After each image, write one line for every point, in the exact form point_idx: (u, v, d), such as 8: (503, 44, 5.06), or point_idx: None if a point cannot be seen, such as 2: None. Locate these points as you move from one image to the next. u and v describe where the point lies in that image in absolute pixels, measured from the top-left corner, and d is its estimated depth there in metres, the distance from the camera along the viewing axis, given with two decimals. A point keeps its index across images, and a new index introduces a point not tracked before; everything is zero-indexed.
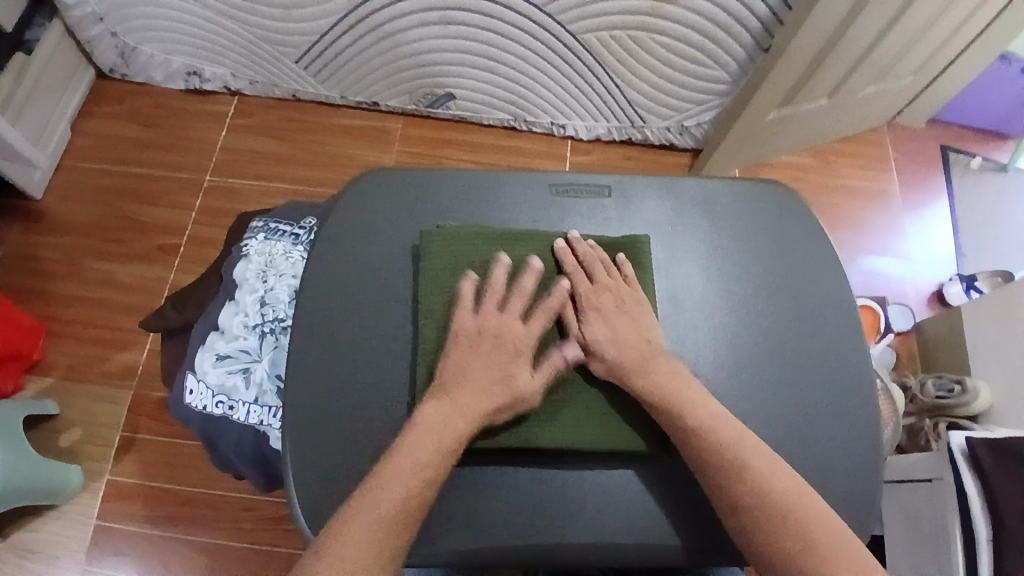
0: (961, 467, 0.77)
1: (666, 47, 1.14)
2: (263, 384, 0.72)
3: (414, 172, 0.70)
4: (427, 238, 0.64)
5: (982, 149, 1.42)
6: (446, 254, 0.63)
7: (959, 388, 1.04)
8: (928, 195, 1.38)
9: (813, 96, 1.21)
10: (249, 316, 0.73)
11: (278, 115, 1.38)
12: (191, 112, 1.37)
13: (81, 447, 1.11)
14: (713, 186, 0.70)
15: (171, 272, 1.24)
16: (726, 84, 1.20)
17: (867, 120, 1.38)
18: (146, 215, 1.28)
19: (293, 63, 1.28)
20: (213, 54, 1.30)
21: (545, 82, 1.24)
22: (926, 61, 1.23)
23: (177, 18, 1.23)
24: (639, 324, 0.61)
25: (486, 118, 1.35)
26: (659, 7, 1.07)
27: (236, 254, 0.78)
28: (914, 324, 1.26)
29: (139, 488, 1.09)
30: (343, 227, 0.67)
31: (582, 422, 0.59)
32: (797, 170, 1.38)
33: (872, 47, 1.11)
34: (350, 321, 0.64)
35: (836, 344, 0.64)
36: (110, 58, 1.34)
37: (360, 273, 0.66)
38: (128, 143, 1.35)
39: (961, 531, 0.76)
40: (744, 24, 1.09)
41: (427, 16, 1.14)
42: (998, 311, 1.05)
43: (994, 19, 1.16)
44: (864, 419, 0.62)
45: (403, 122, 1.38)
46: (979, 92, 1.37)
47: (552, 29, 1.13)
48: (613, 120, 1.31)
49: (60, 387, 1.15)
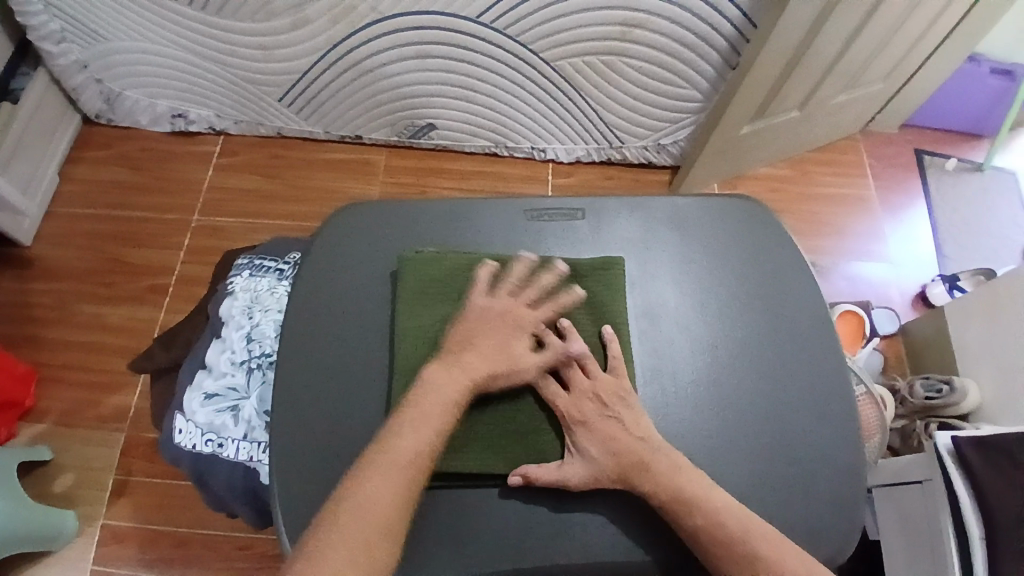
0: (950, 467, 0.78)
1: (638, 68, 1.17)
2: (251, 420, 0.72)
3: (393, 204, 0.72)
4: (405, 263, 0.65)
5: (956, 151, 1.45)
6: (423, 282, 0.64)
7: (948, 388, 1.05)
8: (906, 198, 1.40)
9: (784, 108, 1.24)
10: (235, 353, 0.74)
11: (263, 153, 1.40)
12: (178, 154, 1.40)
13: (75, 491, 1.11)
14: (684, 203, 0.72)
15: (161, 312, 1.25)
16: (699, 101, 1.23)
17: (841, 128, 1.41)
18: (135, 257, 1.30)
19: (275, 102, 1.31)
20: (197, 96, 1.32)
21: (522, 109, 1.27)
22: (894, 67, 1.27)
23: (160, 64, 1.26)
24: (629, 422, 0.59)
25: (468, 146, 1.37)
26: (629, 32, 1.11)
27: (222, 292, 0.79)
28: (900, 326, 1.27)
29: (135, 531, 1.08)
30: (325, 260, 0.69)
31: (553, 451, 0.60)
32: (774, 180, 1.41)
33: (839, 58, 1.14)
34: (335, 353, 0.65)
35: (814, 350, 0.66)
36: (96, 104, 1.37)
37: (343, 305, 0.67)
38: (115, 187, 1.36)
39: (954, 532, 0.76)
40: (711, 43, 1.12)
41: (404, 51, 1.17)
42: (982, 309, 1.06)
43: (954, 25, 1.20)
44: (845, 425, 0.63)
45: (386, 153, 1.41)
46: (949, 95, 1.41)
47: (526, 57, 1.16)
48: (591, 142, 1.33)
49: (52, 432, 1.15)
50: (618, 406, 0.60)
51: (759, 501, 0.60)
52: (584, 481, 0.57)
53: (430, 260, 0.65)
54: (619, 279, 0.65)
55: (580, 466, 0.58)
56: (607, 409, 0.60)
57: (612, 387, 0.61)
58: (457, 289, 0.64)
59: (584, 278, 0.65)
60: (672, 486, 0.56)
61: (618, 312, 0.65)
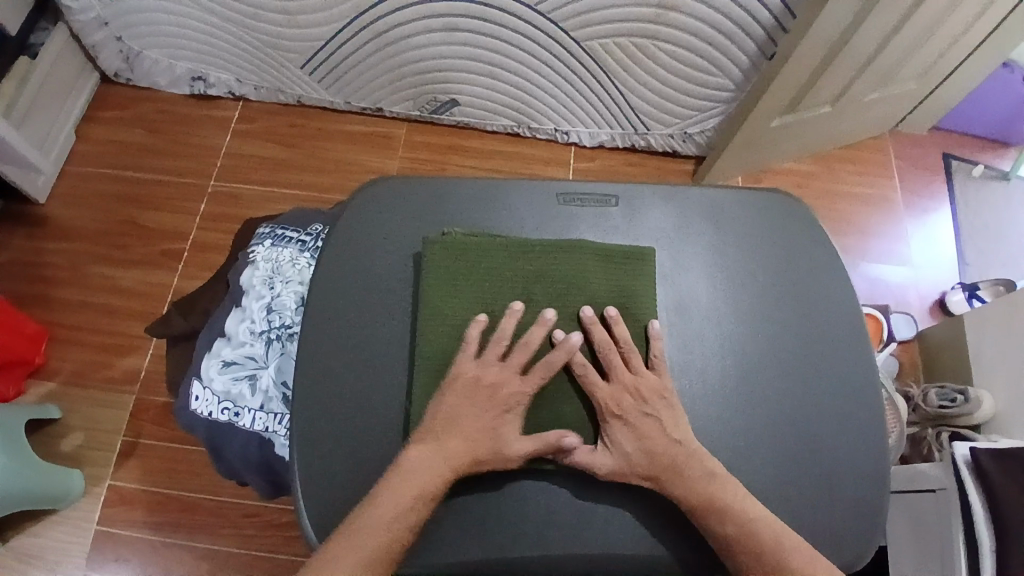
0: (967, 480, 0.77)
1: (669, 54, 1.14)
2: (269, 391, 0.72)
3: (421, 181, 0.70)
4: (431, 258, 0.63)
5: (984, 156, 1.43)
6: (449, 263, 0.63)
7: (963, 398, 1.03)
8: (931, 202, 1.38)
9: (816, 104, 1.21)
10: (255, 323, 0.73)
11: (282, 121, 1.38)
12: (196, 117, 1.38)
13: (83, 452, 1.11)
14: (719, 195, 0.70)
15: (174, 277, 1.24)
16: (729, 91, 1.21)
17: (870, 127, 1.38)
18: (149, 220, 1.29)
19: (297, 68, 1.28)
20: (218, 60, 1.30)
21: (548, 89, 1.24)
22: (928, 68, 1.24)
23: (182, 24, 1.23)
24: (664, 425, 0.59)
25: (489, 124, 1.35)
26: (662, 15, 1.08)
27: (243, 260, 0.78)
28: (917, 332, 1.26)
29: (141, 493, 1.09)
30: (351, 235, 0.68)
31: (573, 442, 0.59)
32: (798, 176, 1.38)
33: (876, 55, 1.11)
34: (359, 329, 0.64)
35: (844, 352, 0.65)
36: (115, 63, 1.34)
37: (368, 280, 0.66)
38: (132, 148, 1.35)
39: (965, 543, 0.76)
40: (748, 32, 1.09)
41: (431, 24, 1.15)
42: (1002, 318, 1.04)
43: (996, 28, 1.17)
44: (872, 426, 0.62)
45: (407, 127, 1.39)
46: (982, 99, 1.38)
47: (556, 36, 1.13)
48: (616, 127, 1.31)
49: (62, 391, 1.15)
50: (658, 408, 0.59)
51: (778, 497, 0.59)
52: (612, 474, 0.57)
53: (454, 242, 0.63)
54: (650, 273, 0.64)
55: (609, 458, 0.57)
56: (646, 407, 0.59)
57: (652, 387, 0.60)
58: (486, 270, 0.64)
59: (617, 277, 0.63)
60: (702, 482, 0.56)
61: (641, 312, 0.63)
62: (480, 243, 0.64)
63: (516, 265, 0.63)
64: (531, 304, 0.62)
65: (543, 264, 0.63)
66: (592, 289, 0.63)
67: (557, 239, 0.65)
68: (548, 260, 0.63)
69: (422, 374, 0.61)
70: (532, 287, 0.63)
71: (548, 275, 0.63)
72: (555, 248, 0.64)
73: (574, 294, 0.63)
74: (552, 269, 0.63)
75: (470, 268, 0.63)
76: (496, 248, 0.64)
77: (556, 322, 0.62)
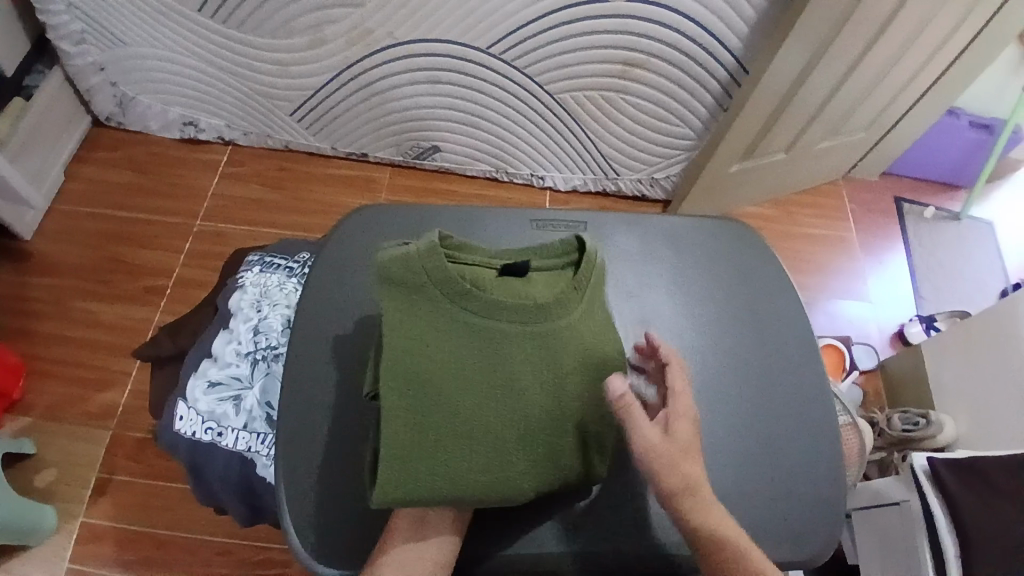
0: (926, 488, 0.81)
1: (635, 106, 1.24)
2: (253, 410, 0.74)
3: (406, 210, 0.76)
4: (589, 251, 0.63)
5: (935, 200, 1.54)
6: (400, 286, 0.59)
7: (924, 421, 1.09)
8: (886, 242, 1.47)
9: (772, 151, 1.31)
10: (241, 345, 0.76)
11: (269, 164, 1.44)
12: (185, 160, 1.43)
13: (57, 487, 1.09)
14: (679, 222, 0.77)
15: (156, 312, 1.26)
16: (691, 140, 1.30)
17: (825, 173, 1.49)
18: (134, 257, 1.31)
19: (286, 116, 1.35)
20: (209, 106, 1.36)
21: (524, 137, 1.32)
22: (875, 117, 1.35)
23: (178, 72, 1.30)
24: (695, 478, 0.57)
25: (469, 169, 1.42)
26: (628, 71, 1.18)
27: (232, 285, 0.81)
28: (879, 362, 1.32)
29: (114, 530, 1.07)
30: (338, 258, 0.72)
31: (540, 475, 0.59)
32: (762, 219, 1.47)
33: (824, 104, 1.22)
34: (345, 347, 0.68)
35: (796, 362, 0.70)
36: (108, 107, 1.40)
37: (356, 299, 0.70)
38: (120, 188, 1.39)
39: (931, 553, 0.80)
40: (705, 86, 1.19)
41: (415, 76, 1.23)
42: (957, 344, 1.11)
43: (935, 82, 1.29)
44: (826, 430, 0.68)
45: (391, 172, 1.45)
46: (928, 147, 1.49)
47: (532, 88, 1.22)
48: (588, 172, 1.39)
49: (37, 426, 1.14)
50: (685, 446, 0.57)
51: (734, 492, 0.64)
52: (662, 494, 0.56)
53: (399, 257, 0.60)
54: (404, 285, 0.59)
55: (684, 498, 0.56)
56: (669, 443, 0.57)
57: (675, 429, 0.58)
58: (404, 288, 0.59)
59: (415, 281, 0.59)
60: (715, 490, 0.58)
61: (423, 481, 0.57)
62: (413, 259, 0.59)
63: (399, 306, 0.59)
64: (424, 342, 0.59)
65: (396, 359, 0.58)
66: (397, 454, 0.57)
67: (414, 263, 0.59)
68: (399, 296, 0.60)
69: (397, 409, 0.57)
70: (410, 323, 0.59)
71: (412, 314, 0.59)
72: (402, 279, 0.59)
73: (430, 396, 0.58)
74: (396, 373, 0.58)
75: (406, 313, 0.59)
76: (402, 291, 0.60)
77: (515, 351, 0.59)
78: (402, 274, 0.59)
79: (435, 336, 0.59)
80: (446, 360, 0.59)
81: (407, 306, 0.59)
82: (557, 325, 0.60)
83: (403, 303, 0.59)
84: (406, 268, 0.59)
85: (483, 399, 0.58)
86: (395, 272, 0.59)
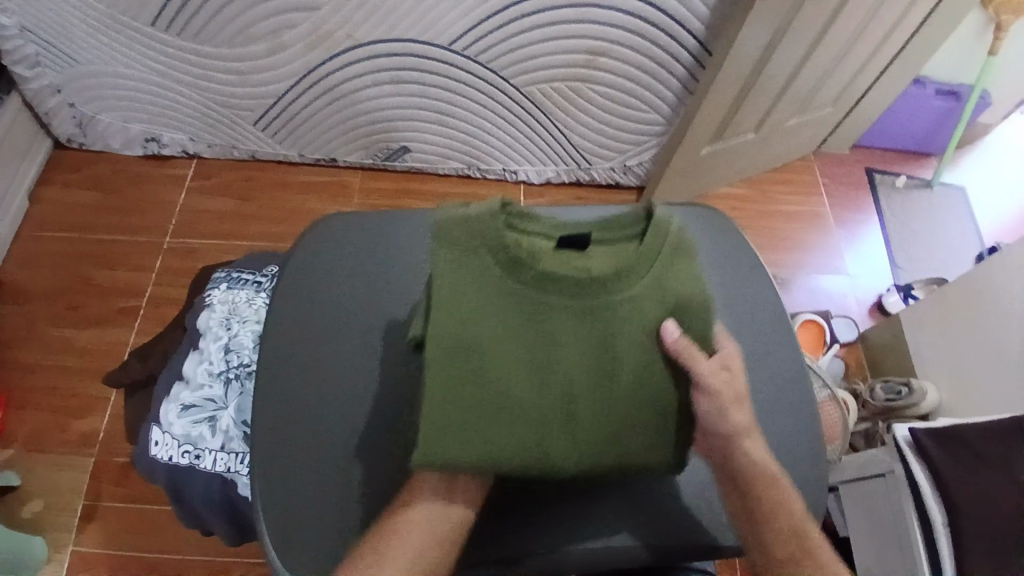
0: (909, 457, 0.82)
1: (602, 94, 1.23)
2: (229, 430, 0.73)
3: (371, 217, 0.75)
4: (658, 221, 0.59)
5: (906, 169, 1.55)
6: (462, 250, 0.57)
7: (907, 390, 1.10)
8: (860, 214, 1.48)
9: (741, 131, 1.31)
10: (213, 364, 0.74)
11: (237, 175, 1.41)
12: (151, 176, 1.40)
13: (45, 518, 1.07)
14: None
15: (132, 334, 1.24)
16: (660, 125, 1.30)
17: (795, 150, 1.49)
18: (106, 279, 1.29)
19: (250, 125, 1.33)
20: (172, 120, 1.34)
21: (493, 132, 1.31)
22: (842, 91, 1.35)
23: (137, 87, 1.27)
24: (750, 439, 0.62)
25: (441, 168, 1.41)
26: (593, 60, 1.17)
27: (199, 304, 0.80)
28: (858, 334, 1.33)
29: (105, 558, 1.05)
30: (305, 270, 0.71)
31: (605, 445, 0.57)
32: (736, 200, 1.47)
33: (791, 80, 1.22)
34: (317, 361, 0.67)
35: (772, 343, 0.70)
36: (68, 129, 1.36)
37: (325, 310, 0.69)
38: (86, 209, 1.36)
39: (918, 522, 0.80)
40: (670, 71, 1.19)
41: (378, 77, 1.21)
42: (934, 312, 1.12)
43: (899, 52, 1.29)
44: (805, 408, 0.68)
45: (362, 175, 1.43)
46: (897, 116, 1.49)
47: (497, 82, 1.21)
48: (561, 163, 1.39)
49: (19, 458, 1.12)
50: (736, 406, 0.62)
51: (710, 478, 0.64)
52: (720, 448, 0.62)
53: (460, 219, 0.57)
54: (463, 247, 0.57)
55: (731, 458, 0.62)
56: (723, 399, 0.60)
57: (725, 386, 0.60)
58: (465, 249, 0.57)
59: (476, 243, 0.57)
60: (753, 468, 0.61)
61: (482, 452, 0.55)
62: (470, 224, 0.57)
63: (461, 270, 0.57)
64: (486, 307, 0.56)
65: (455, 327, 0.56)
66: (453, 429, 0.55)
67: (476, 225, 0.57)
68: (460, 260, 0.57)
69: (457, 379, 0.55)
70: (471, 287, 0.56)
71: (472, 276, 0.56)
72: (464, 242, 0.57)
73: (489, 366, 0.56)
74: (452, 343, 0.55)
75: (468, 276, 0.56)
76: (460, 262, 0.57)
77: (578, 325, 0.57)
78: (462, 237, 0.57)
79: (497, 300, 0.56)
80: (508, 327, 0.56)
81: (467, 270, 0.57)
82: (624, 293, 0.58)
83: (464, 267, 0.57)
84: (466, 230, 0.57)
85: (546, 366, 0.56)
86: (456, 233, 0.57)
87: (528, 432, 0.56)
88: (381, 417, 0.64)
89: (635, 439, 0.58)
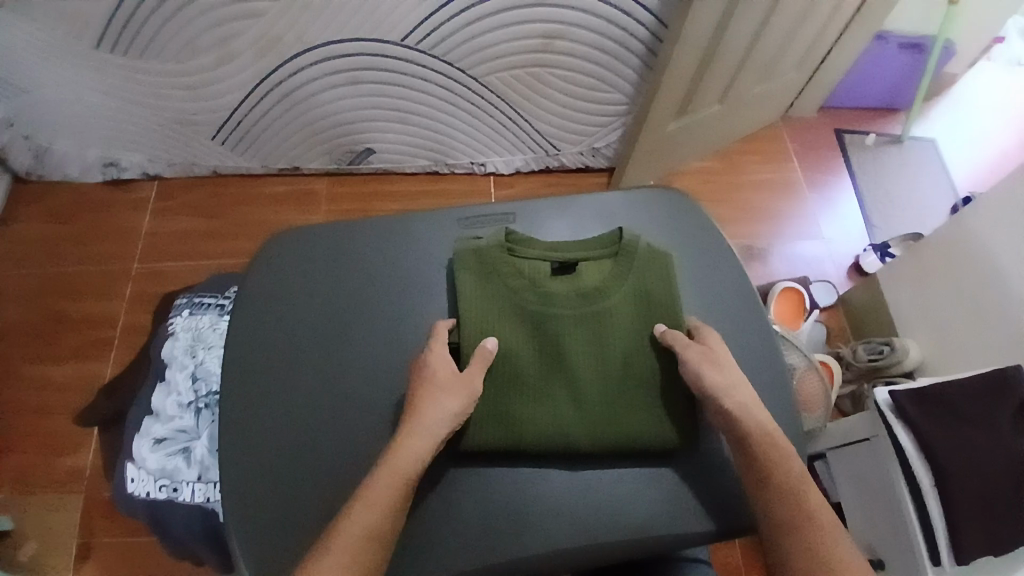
0: (892, 422, 0.80)
1: (563, 78, 1.21)
2: (204, 460, 0.71)
3: (327, 229, 0.73)
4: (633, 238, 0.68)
5: (874, 126, 1.54)
6: (475, 272, 0.67)
7: (889, 348, 1.10)
8: (831, 176, 1.47)
9: (707, 102, 1.29)
10: (182, 395, 0.73)
11: (200, 193, 1.39)
12: (113, 202, 1.37)
13: (40, 558, 1.06)
14: (607, 197, 0.77)
15: (108, 364, 1.22)
16: (625, 104, 1.28)
17: (762, 118, 1.48)
18: (77, 311, 1.26)
19: (208, 140, 1.30)
20: (129, 142, 1.31)
21: (457, 125, 1.29)
22: (804, 54, 1.34)
23: (89, 113, 1.24)
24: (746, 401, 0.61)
25: (408, 166, 1.39)
26: (550, 43, 1.14)
27: (163, 335, 0.79)
28: (839, 297, 1.33)
29: None
30: (265, 290, 0.70)
31: (620, 429, 0.62)
32: (707, 173, 1.46)
33: (752, 46, 1.20)
34: (285, 381, 0.65)
35: (743, 320, 0.70)
36: (25, 161, 1.33)
37: (290, 329, 0.68)
38: (51, 242, 1.33)
39: (906, 483, 0.80)
40: (629, 48, 1.17)
41: (333, 80, 1.18)
42: (910, 268, 1.12)
43: (858, 9, 1.27)
44: (781, 383, 0.67)
45: (328, 181, 1.41)
46: (862, 74, 1.48)
47: (455, 74, 1.18)
48: (529, 152, 1.37)
49: (7, 501, 1.10)
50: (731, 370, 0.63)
51: (685, 466, 0.63)
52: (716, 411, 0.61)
53: (470, 246, 0.69)
54: (475, 268, 0.67)
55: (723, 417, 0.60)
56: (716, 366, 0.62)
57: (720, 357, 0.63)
58: (474, 272, 0.67)
59: (488, 265, 0.67)
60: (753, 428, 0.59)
61: (508, 439, 0.61)
62: (480, 252, 0.68)
63: (476, 288, 0.66)
64: (499, 315, 0.66)
65: (475, 333, 0.65)
66: (480, 419, 0.62)
67: (482, 251, 0.68)
68: (473, 278, 0.67)
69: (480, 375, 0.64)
70: (484, 300, 0.66)
71: (485, 291, 0.66)
72: (475, 265, 0.67)
73: (506, 362, 0.64)
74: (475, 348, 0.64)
75: (482, 292, 0.66)
76: (474, 282, 0.67)
77: (579, 324, 0.65)
78: (471, 263, 0.68)
79: (509, 308, 0.66)
80: (518, 330, 0.65)
81: (479, 287, 0.66)
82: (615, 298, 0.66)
83: (476, 287, 0.67)
84: (475, 256, 0.68)
85: (555, 361, 0.64)
86: (467, 257, 0.68)
87: (546, 421, 0.62)
88: (354, 433, 0.63)
89: (648, 423, 0.62)
